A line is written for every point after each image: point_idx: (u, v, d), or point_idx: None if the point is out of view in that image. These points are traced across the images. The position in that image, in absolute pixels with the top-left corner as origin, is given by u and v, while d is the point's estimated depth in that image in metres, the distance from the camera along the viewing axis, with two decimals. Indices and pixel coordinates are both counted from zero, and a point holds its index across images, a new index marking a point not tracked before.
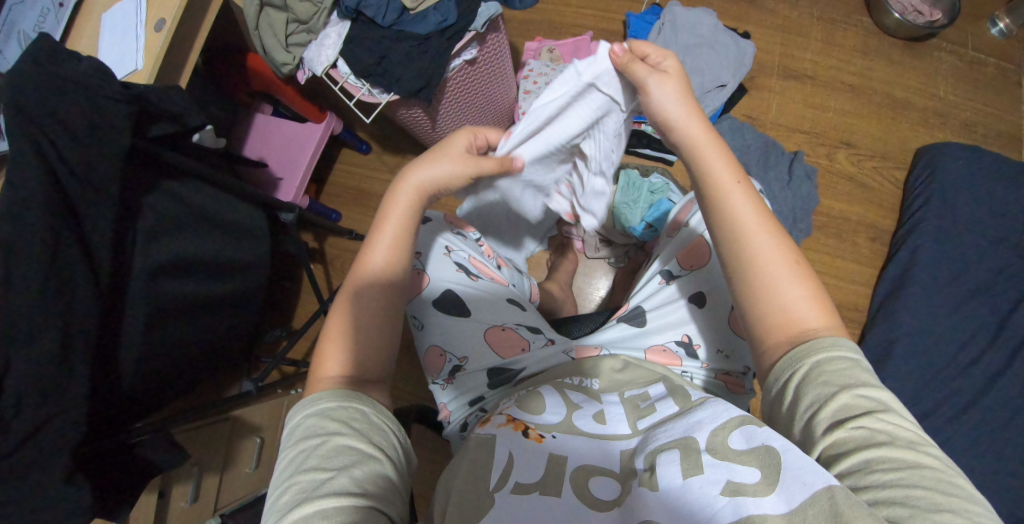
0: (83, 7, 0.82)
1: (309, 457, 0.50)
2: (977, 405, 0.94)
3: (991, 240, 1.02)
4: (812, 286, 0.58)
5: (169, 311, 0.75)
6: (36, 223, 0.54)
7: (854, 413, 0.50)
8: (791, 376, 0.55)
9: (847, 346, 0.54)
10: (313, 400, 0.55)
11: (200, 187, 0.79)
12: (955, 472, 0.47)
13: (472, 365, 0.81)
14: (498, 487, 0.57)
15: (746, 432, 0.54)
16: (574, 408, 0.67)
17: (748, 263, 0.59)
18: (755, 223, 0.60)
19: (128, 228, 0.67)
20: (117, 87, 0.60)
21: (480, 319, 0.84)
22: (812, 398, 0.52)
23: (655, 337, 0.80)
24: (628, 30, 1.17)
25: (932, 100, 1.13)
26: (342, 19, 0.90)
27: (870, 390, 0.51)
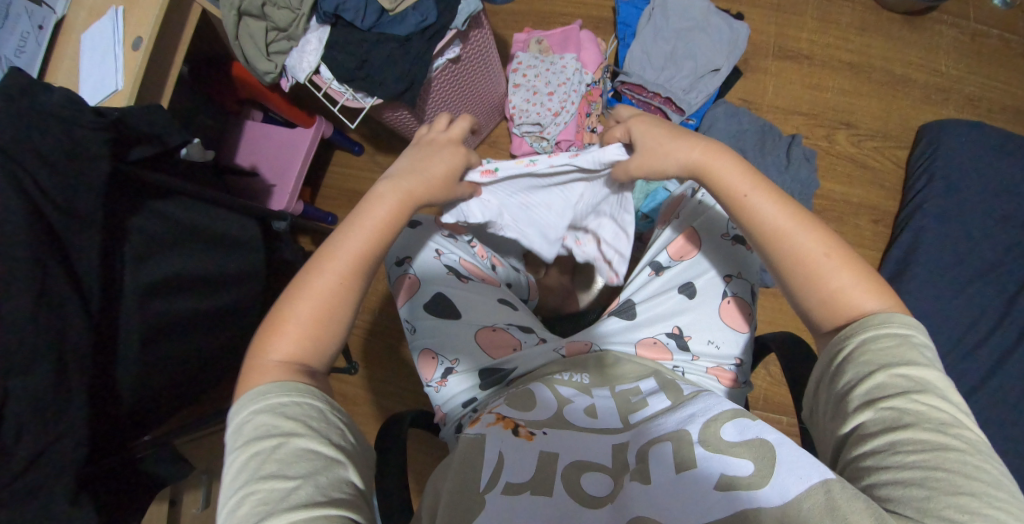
0: (63, 29, 0.83)
1: (265, 464, 0.48)
2: (987, 387, 0.92)
3: (998, 219, 0.99)
4: (858, 271, 0.57)
5: (165, 328, 0.75)
6: (18, 255, 0.54)
7: (891, 392, 0.49)
8: (836, 355, 0.54)
9: (902, 322, 0.52)
10: (261, 396, 0.53)
11: (189, 204, 0.80)
12: (987, 457, 0.46)
13: (465, 366, 0.80)
14: (489, 488, 0.56)
15: (738, 425, 0.57)
16: (565, 404, 0.68)
17: (791, 260, 0.58)
18: (781, 224, 0.59)
19: (116, 250, 0.69)
20: (92, 115, 0.60)
21: (472, 321, 0.83)
22: (854, 376, 0.52)
23: (645, 329, 0.76)
24: (618, 17, 1.14)
25: (934, 76, 1.09)
26: (321, 24, 0.88)
27: (912, 370, 0.49)
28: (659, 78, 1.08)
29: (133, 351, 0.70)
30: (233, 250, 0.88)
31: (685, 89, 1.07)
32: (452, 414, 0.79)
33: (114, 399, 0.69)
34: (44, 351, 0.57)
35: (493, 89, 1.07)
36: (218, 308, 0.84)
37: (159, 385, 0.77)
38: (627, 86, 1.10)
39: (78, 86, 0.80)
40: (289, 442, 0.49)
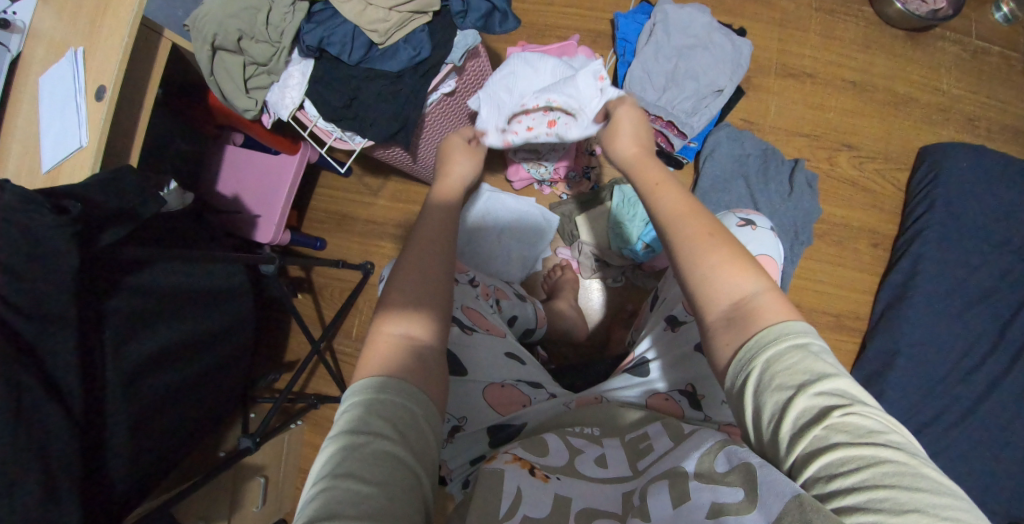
0: (20, 68, 0.77)
1: (342, 462, 0.44)
2: (978, 411, 0.94)
3: (994, 245, 0.99)
4: (732, 252, 0.54)
5: (151, 404, 0.72)
6: None
7: (815, 416, 0.42)
8: (745, 383, 0.47)
9: (798, 332, 0.47)
10: (365, 387, 0.49)
11: (172, 266, 0.75)
12: (926, 461, 0.40)
13: (472, 425, 0.76)
14: (509, 516, 0.53)
15: (729, 453, 0.49)
16: (576, 454, 0.64)
17: (678, 242, 0.57)
18: (672, 211, 0.60)
19: (94, 343, 0.64)
20: (49, 215, 0.55)
21: (478, 378, 0.78)
22: (771, 407, 0.45)
23: (659, 386, 0.78)
24: (617, 32, 1.08)
25: (936, 95, 1.07)
26: (304, 57, 0.80)
27: (829, 383, 0.43)
28: (660, 101, 1.02)
29: (120, 438, 0.67)
30: (218, 306, 0.84)
31: (687, 112, 1.02)
32: (459, 471, 0.77)
33: (104, 487, 0.66)
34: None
35: None
36: (204, 367, 0.82)
37: (152, 462, 0.73)
38: None
39: (40, 136, 0.74)
40: (371, 443, 0.44)
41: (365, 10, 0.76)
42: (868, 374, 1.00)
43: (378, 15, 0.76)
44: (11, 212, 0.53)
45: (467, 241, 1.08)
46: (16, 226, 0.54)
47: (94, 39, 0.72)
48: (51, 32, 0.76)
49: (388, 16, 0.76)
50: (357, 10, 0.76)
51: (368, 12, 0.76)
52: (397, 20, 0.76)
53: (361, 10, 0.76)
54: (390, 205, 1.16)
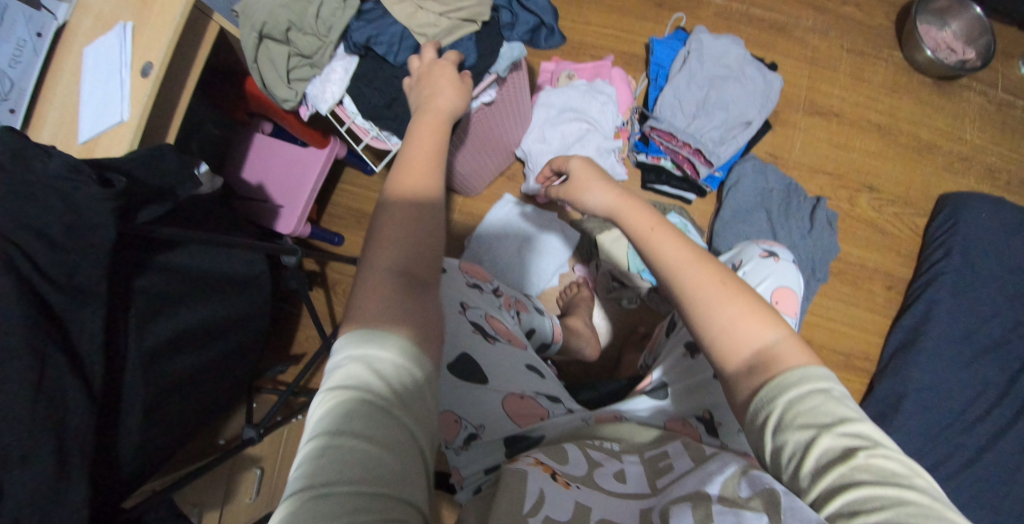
0: (65, 37, 0.75)
1: (342, 420, 0.39)
2: (982, 459, 0.95)
3: (1006, 295, 1.01)
4: (747, 300, 0.53)
5: (167, 388, 0.70)
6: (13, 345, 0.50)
7: (839, 458, 0.43)
8: (765, 420, 0.47)
9: (820, 376, 0.47)
10: (363, 339, 0.43)
11: (198, 250, 0.74)
12: (949, 509, 0.40)
13: (489, 434, 0.75)
14: (532, 513, 0.52)
15: (752, 479, 0.47)
16: (595, 466, 0.62)
17: (689, 294, 0.55)
18: (678, 258, 0.57)
19: (121, 320, 0.63)
20: (95, 186, 0.55)
21: (497, 388, 0.78)
22: (792, 446, 0.45)
23: (676, 410, 0.77)
24: (651, 56, 1.09)
25: (958, 144, 1.09)
26: (349, 53, 0.80)
27: (851, 426, 0.44)
28: (688, 128, 1.03)
29: (135, 419, 0.66)
30: (239, 294, 0.83)
31: (715, 141, 1.03)
32: (470, 479, 0.74)
33: (112, 468, 0.64)
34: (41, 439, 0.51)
35: (518, 129, 1.01)
36: (219, 356, 0.80)
37: (161, 447, 0.71)
38: (657, 132, 1.05)
39: (78, 109, 0.73)
40: (375, 402, 0.40)
41: (416, 14, 0.77)
42: (876, 416, 1.00)
43: (430, 20, 0.76)
44: (59, 180, 0.53)
45: (484, 249, 1.13)
46: (58, 193, 0.53)
47: (144, 14, 0.72)
48: (101, 4, 0.75)
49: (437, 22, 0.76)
50: (408, 14, 0.77)
51: (419, 17, 0.77)
52: (446, 26, 0.76)
53: (412, 14, 0.77)
54: None
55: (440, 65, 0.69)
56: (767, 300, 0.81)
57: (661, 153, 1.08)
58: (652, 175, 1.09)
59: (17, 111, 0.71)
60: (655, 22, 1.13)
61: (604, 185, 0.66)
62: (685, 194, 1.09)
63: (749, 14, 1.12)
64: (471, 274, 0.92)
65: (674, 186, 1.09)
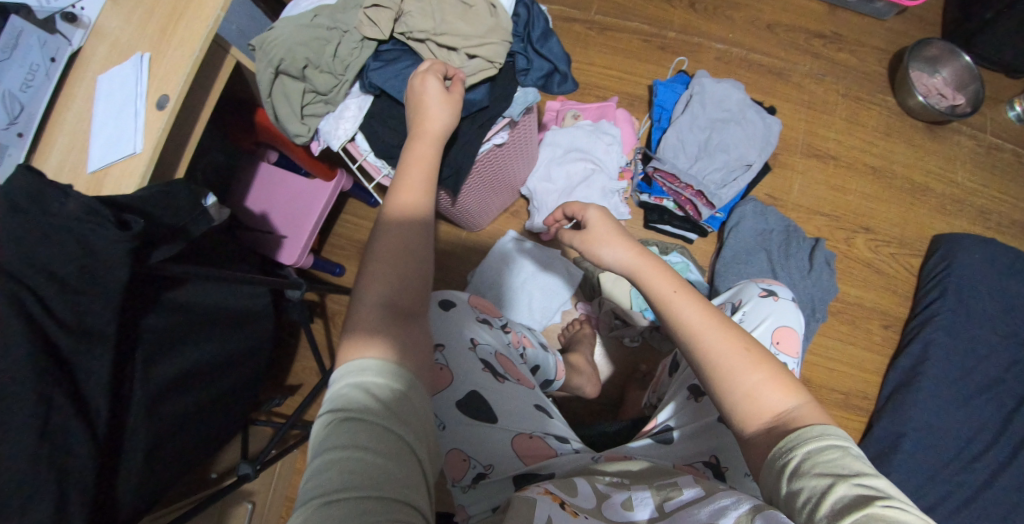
0: (78, 61, 0.74)
1: (346, 433, 0.42)
2: (979, 499, 0.96)
3: (1000, 335, 1.03)
4: (767, 367, 0.54)
5: (170, 428, 0.68)
6: (19, 389, 0.48)
7: (857, 503, 0.42)
8: (781, 468, 0.48)
9: (839, 436, 0.48)
10: (354, 368, 0.46)
11: (206, 285, 0.73)
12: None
13: (499, 473, 0.74)
14: None
15: (766, 517, 0.46)
16: (603, 499, 0.62)
17: (705, 360, 0.56)
18: (698, 322, 0.58)
19: (128, 360, 0.62)
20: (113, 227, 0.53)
21: (507, 427, 0.77)
22: (807, 490, 0.45)
23: (683, 454, 0.77)
24: (655, 98, 1.12)
25: (950, 186, 1.13)
26: (363, 92, 0.82)
27: (870, 480, 0.44)
28: (692, 169, 1.05)
29: (136, 465, 0.63)
30: (243, 329, 0.81)
31: (717, 183, 1.04)
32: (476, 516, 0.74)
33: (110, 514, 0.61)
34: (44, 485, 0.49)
35: (523, 170, 1.02)
36: (222, 395, 0.78)
37: (158, 491, 0.68)
38: (660, 173, 1.07)
39: (89, 136, 0.71)
40: (368, 417, 0.42)
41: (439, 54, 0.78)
42: (876, 454, 1.01)
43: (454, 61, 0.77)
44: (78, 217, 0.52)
45: (487, 284, 1.12)
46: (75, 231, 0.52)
47: (163, 46, 0.71)
48: (117, 32, 0.74)
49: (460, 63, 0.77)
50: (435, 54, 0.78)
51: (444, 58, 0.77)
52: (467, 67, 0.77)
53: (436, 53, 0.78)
54: None
55: (428, 75, 0.69)
56: (769, 340, 0.82)
57: (663, 195, 1.10)
58: (653, 215, 1.11)
59: (25, 135, 0.69)
60: (658, 64, 1.16)
61: (624, 240, 0.65)
62: (687, 233, 1.11)
63: (749, 59, 1.16)
64: (480, 309, 0.92)
65: (675, 226, 1.11)
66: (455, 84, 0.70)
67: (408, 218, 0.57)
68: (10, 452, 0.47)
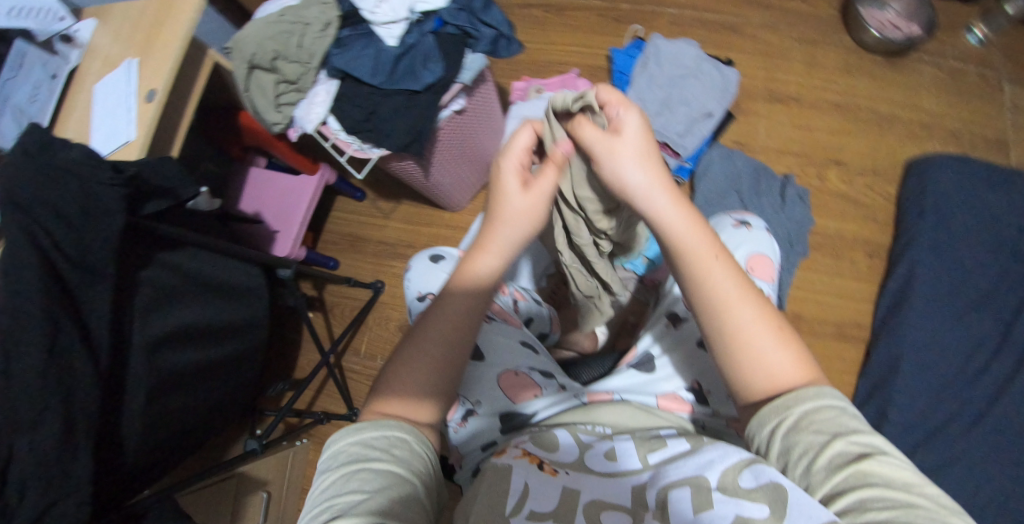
0: (76, 77, 0.84)
1: (348, 481, 0.51)
2: (988, 416, 0.95)
3: (987, 247, 1.02)
4: (795, 348, 0.56)
5: (172, 379, 0.78)
6: (31, 308, 0.57)
7: (851, 460, 0.47)
8: (779, 423, 0.52)
9: (833, 395, 0.52)
10: (356, 428, 0.56)
11: (198, 253, 0.81)
12: (953, 512, 0.44)
13: (485, 409, 0.77)
14: (514, 513, 0.54)
15: (754, 470, 0.51)
16: (586, 449, 0.64)
17: (732, 336, 0.56)
18: (732, 294, 0.57)
19: (125, 306, 0.70)
20: (109, 173, 0.64)
21: (495, 364, 0.80)
22: (804, 446, 0.50)
23: (666, 384, 0.79)
24: (614, 66, 1.18)
25: (918, 112, 1.14)
26: (331, 77, 0.90)
27: (862, 436, 0.49)
28: (653, 125, 1.10)
29: (138, 405, 0.73)
30: (239, 302, 0.89)
31: (680, 134, 1.09)
32: (470, 457, 0.77)
33: (117, 445, 0.72)
34: (52, 403, 0.58)
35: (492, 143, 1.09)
36: (222, 358, 0.87)
37: (162, 438, 0.79)
38: None
39: (89, 137, 0.81)
40: (368, 466, 0.52)
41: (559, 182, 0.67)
42: (877, 383, 1.01)
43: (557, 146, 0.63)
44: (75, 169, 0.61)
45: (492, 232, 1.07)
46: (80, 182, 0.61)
47: (147, 51, 0.81)
48: (108, 47, 0.84)
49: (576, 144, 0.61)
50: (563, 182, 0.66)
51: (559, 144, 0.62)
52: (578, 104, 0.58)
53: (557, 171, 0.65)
54: (401, 228, 1.21)
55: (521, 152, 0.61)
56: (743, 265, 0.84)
57: None
58: None
59: None
60: (614, 35, 1.22)
61: (653, 162, 0.57)
62: None
63: (700, 19, 1.21)
64: None
65: None
66: (549, 166, 0.61)
67: (456, 313, 0.62)
68: (27, 368, 0.57)
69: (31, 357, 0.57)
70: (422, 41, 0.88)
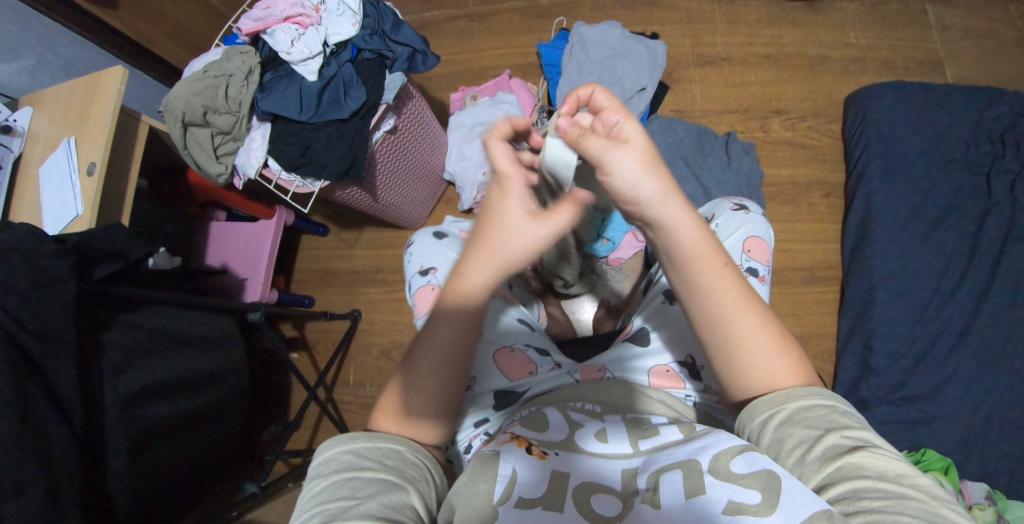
0: (21, 165, 0.88)
1: (338, 489, 0.49)
2: (972, 330, 0.93)
3: (939, 166, 1.02)
4: (793, 357, 0.54)
5: (152, 435, 0.79)
6: None
7: (844, 452, 0.46)
8: (771, 417, 0.51)
9: (824, 393, 0.52)
10: (348, 437, 0.53)
11: (161, 310, 0.84)
12: (948, 504, 0.43)
13: (479, 385, 0.75)
14: (502, 501, 0.49)
15: (747, 456, 0.48)
16: (576, 427, 0.59)
17: (734, 346, 0.54)
18: (733, 308, 0.53)
19: (94, 370, 0.72)
20: (51, 244, 0.66)
21: (491, 341, 0.78)
22: (796, 439, 0.49)
23: (657, 357, 0.74)
24: (544, 60, 1.20)
25: (847, 49, 1.15)
26: (262, 121, 0.93)
27: (856, 431, 0.48)
28: None
29: (120, 464, 0.74)
30: (213, 351, 0.91)
31: None
32: (463, 434, 0.72)
33: (105, 506, 0.74)
34: (32, 472, 0.61)
35: (436, 157, 1.12)
36: (202, 407, 0.88)
37: (150, 494, 0.80)
38: None
39: (40, 219, 0.84)
40: (360, 474, 0.50)
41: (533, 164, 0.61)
42: (857, 319, 0.99)
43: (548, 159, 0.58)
44: (18, 245, 0.63)
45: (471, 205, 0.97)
46: (27, 258, 0.64)
47: (83, 127, 0.84)
48: (46, 131, 0.88)
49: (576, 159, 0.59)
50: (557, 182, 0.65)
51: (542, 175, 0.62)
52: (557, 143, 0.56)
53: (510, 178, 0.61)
54: (368, 254, 1.24)
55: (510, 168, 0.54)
56: (739, 250, 0.78)
57: None
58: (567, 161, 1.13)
59: None
60: (540, 31, 1.25)
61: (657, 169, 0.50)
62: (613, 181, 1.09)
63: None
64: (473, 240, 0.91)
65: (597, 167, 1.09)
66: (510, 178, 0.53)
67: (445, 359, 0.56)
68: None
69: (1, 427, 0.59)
70: (341, 70, 0.91)
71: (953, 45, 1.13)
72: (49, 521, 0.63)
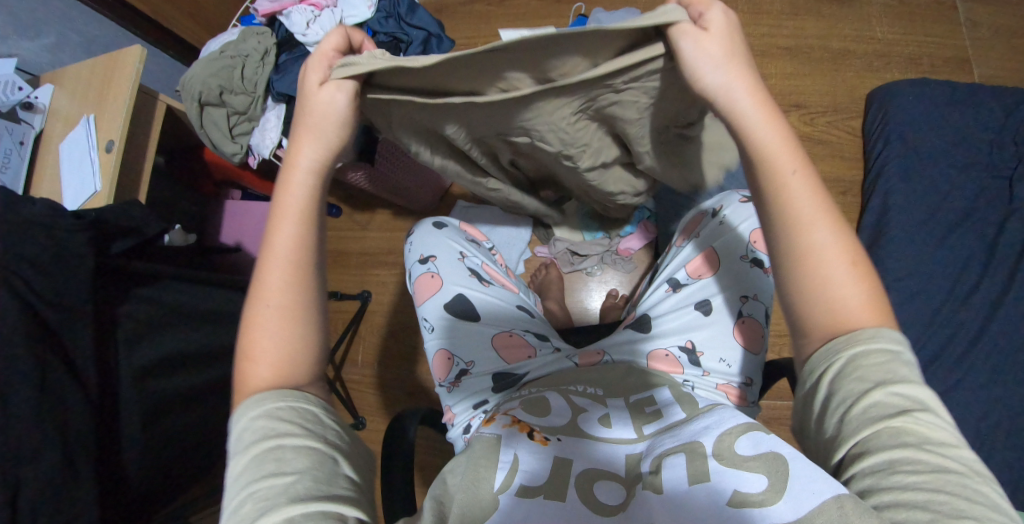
0: (42, 141, 0.89)
1: (262, 465, 0.45)
2: (986, 334, 0.92)
3: (961, 165, 1.00)
4: (869, 290, 0.48)
5: (164, 404, 0.81)
6: (17, 350, 0.62)
7: (888, 415, 0.43)
8: (825, 370, 0.47)
9: (892, 337, 0.46)
10: (252, 402, 0.48)
11: (173, 284, 0.86)
12: (989, 481, 0.41)
13: (479, 368, 0.75)
14: (503, 488, 0.49)
15: (753, 436, 0.48)
16: (578, 412, 0.59)
17: (803, 253, 0.48)
18: (812, 213, 0.48)
19: (109, 341, 0.75)
20: (71, 218, 0.69)
21: (491, 323, 0.79)
22: (844, 394, 0.45)
23: (659, 341, 0.72)
24: None
25: (871, 43, 1.12)
26: (276, 102, 0.93)
27: (909, 388, 0.44)
28: None
29: (133, 431, 0.76)
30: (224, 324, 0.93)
31: None
32: (461, 417, 0.73)
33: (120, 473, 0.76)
34: (48, 437, 0.64)
35: None
36: (216, 380, 0.90)
37: (166, 460, 0.82)
38: None
39: (60, 193, 0.86)
40: (283, 444, 0.46)
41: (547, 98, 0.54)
42: None
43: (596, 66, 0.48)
44: (44, 219, 0.67)
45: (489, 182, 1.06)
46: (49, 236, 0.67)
47: (102, 104, 0.86)
48: (66, 107, 0.90)
49: (662, 68, 0.48)
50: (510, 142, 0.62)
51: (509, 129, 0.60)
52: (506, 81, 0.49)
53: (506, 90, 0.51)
54: (380, 236, 1.25)
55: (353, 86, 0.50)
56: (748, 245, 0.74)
57: None
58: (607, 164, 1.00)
59: None
60: (557, 17, 1.23)
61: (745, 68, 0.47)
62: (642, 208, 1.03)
63: None
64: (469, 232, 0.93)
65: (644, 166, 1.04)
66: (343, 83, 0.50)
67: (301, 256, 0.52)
68: (19, 405, 0.62)
69: (19, 394, 0.62)
70: None
71: (983, 42, 1.10)
72: (67, 484, 0.65)
